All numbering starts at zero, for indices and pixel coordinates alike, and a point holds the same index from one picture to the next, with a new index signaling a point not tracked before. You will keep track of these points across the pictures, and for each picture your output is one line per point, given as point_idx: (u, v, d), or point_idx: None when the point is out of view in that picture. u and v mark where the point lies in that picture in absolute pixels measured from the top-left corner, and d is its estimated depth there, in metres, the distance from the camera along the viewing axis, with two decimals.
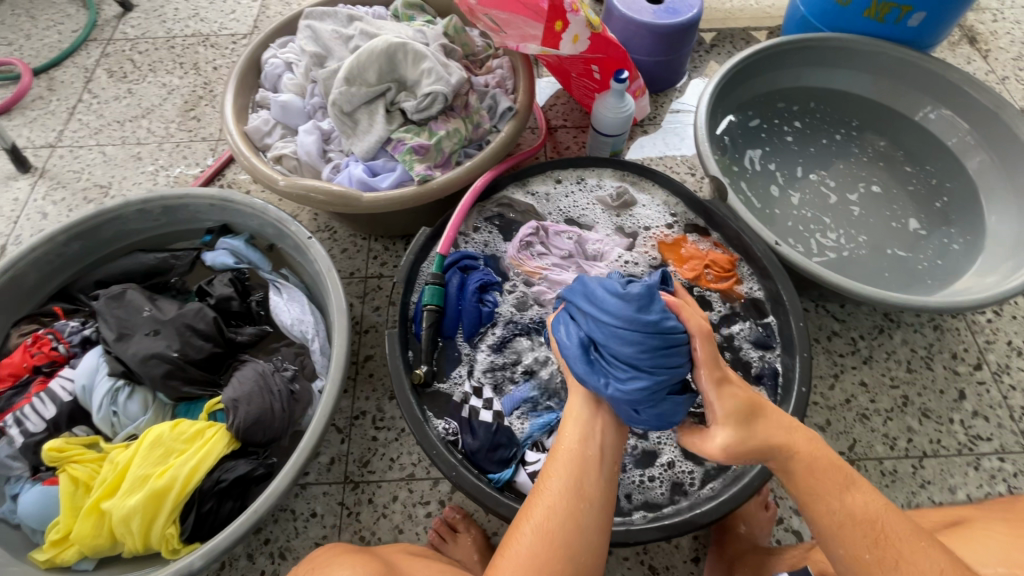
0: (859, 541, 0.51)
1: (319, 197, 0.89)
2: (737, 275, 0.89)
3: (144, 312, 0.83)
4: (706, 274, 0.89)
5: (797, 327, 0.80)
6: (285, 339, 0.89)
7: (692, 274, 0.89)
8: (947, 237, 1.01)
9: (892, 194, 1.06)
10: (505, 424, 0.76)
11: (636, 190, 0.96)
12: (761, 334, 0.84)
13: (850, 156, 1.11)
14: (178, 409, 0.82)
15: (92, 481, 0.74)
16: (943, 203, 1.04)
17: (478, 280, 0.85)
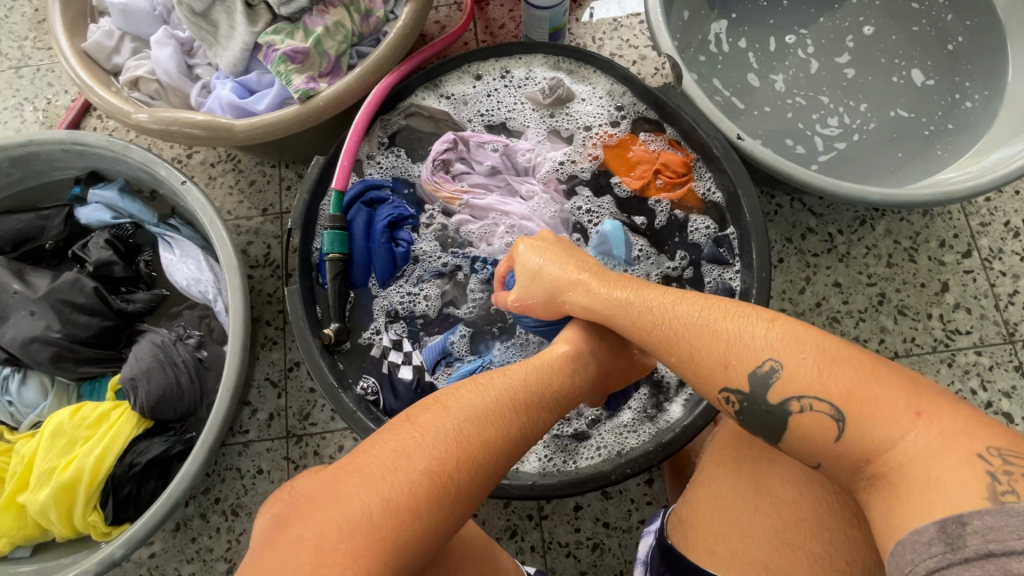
0: (710, 378, 0.43)
1: (183, 130, 0.73)
2: (692, 178, 0.75)
3: (13, 290, 0.73)
4: (657, 181, 0.76)
5: (758, 240, 0.68)
6: (187, 301, 0.80)
7: (639, 184, 0.76)
8: (959, 93, 0.84)
9: (893, 52, 0.87)
10: (427, 380, 0.70)
11: (573, 82, 0.79)
12: (718, 247, 0.73)
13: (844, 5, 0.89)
14: (83, 389, 0.75)
15: (4, 474, 0.70)
16: (953, 44, 0.85)
17: (387, 216, 0.73)
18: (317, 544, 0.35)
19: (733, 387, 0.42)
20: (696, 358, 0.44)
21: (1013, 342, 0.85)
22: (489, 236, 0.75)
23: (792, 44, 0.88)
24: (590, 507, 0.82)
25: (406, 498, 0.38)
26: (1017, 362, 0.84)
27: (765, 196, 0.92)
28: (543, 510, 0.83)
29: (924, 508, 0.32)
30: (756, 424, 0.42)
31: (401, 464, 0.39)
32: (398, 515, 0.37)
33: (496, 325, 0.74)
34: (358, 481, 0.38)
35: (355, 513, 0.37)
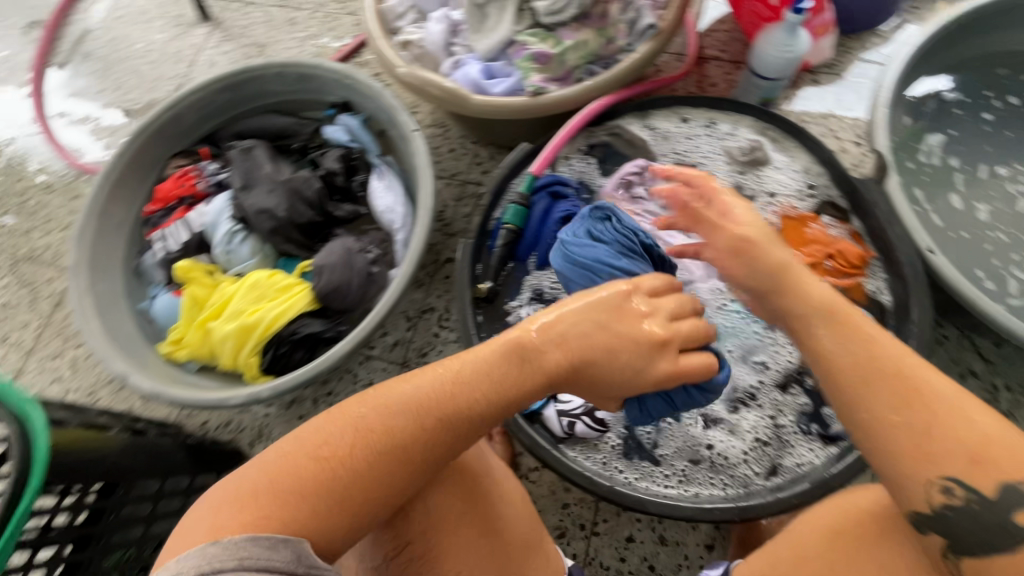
0: (949, 460, 0.40)
1: (431, 90, 0.88)
2: (863, 274, 0.75)
3: (265, 170, 0.92)
4: (826, 265, 0.76)
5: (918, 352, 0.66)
6: (376, 224, 0.95)
7: (809, 259, 0.77)
8: None
9: None
10: None
11: (773, 150, 0.83)
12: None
13: None
14: (279, 261, 0.92)
15: (205, 302, 0.88)
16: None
17: (565, 210, 0.81)
18: (255, 496, 0.42)
19: (971, 483, 0.39)
20: (939, 433, 0.40)
21: None
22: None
23: (1001, 176, 0.85)
24: (642, 544, 0.83)
25: (350, 462, 0.44)
26: None
27: (931, 322, 0.87)
28: (597, 527, 0.84)
29: None
30: (972, 527, 0.39)
31: (329, 433, 0.46)
32: (306, 465, 0.44)
33: None
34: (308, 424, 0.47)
35: (295, 479, 0.43)
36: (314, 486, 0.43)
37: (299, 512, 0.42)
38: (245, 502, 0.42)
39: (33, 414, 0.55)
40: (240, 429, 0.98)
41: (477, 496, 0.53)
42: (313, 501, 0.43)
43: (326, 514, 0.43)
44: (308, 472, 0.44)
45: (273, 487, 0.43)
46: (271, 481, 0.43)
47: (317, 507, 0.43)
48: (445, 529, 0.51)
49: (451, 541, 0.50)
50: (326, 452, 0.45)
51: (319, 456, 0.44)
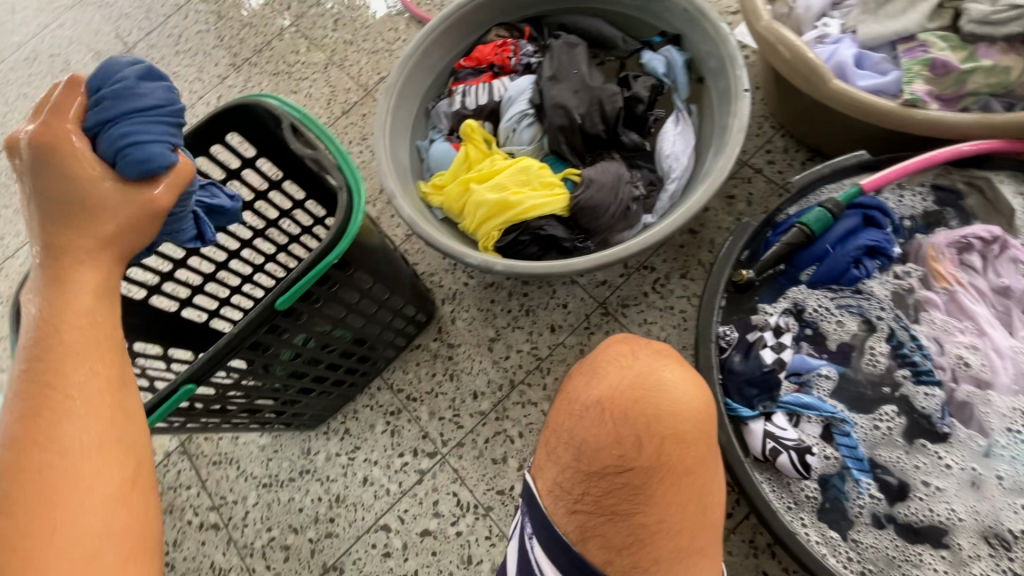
0: None
1: (785, 54, 0.79)
2: None
3: (579, 70, 0.93)
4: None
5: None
6: (650, 165, 0.92)
7: None
8: None
9: None
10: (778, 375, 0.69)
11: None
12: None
13: None
14: (548, 158, 0.94)
15: (474, 164, 0.94)
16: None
17: (873, 240, 0.71)
18: (4, 537, 0.36)
19: None
20: None
21: None
22: (943, 333, 0.67)
23: None
24: None
25: (79, 398, 0.41)
26: None
27: None
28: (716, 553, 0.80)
29: None
30: None
31: (57, 389, 0.41)
32: (49, 318, 0.43)
33: (868, 404, 0.68)
34: (52, 332, 0.43)
35: (78, 429, 0.40)
36: (45, 461, 0.39)
37: (82, 525, 0.38)
38: (44, 532, 0.36)
39: (359, 193, 0.64)
40: (437, 284, 1.06)
41: (696, 459, 0.55)
42: (127, 418, 0.43)
43: (119, 477, 0.41)
44: (105, 441, 0.41)
45: (45, 420, 0.40)
46: (28, 462, 0.38)
47: (69, 440, 0.39)
48: (665, 476, 0.54)
49: (666, 492, 0.54)
50: (70, 353, 0.42)
51: (42, 387, 0.41)
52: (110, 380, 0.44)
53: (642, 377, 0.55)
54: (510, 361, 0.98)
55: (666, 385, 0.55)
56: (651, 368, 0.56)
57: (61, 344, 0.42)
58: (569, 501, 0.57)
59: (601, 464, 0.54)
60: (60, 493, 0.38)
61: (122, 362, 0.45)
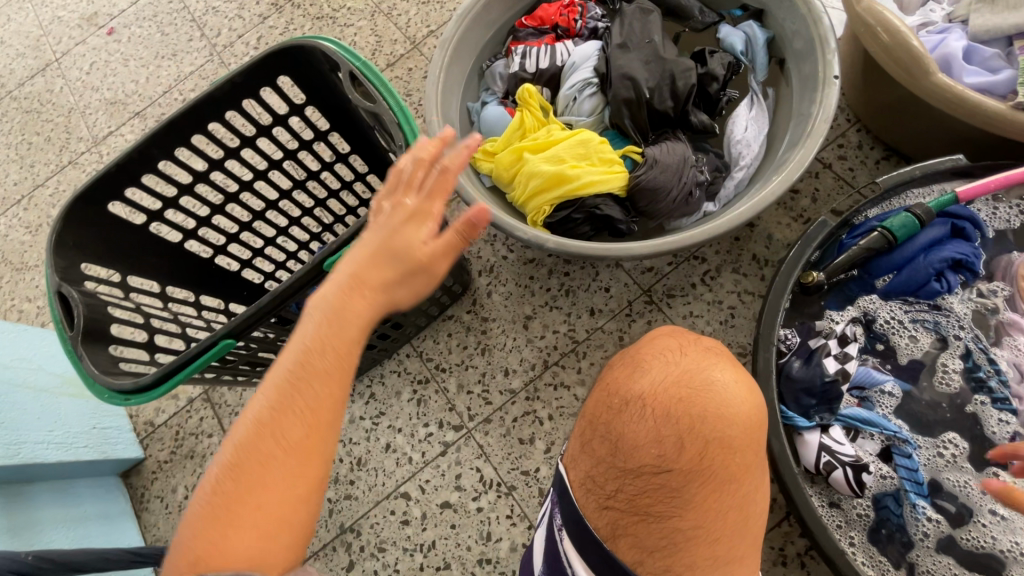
0: None
1: (883, 38, 0.71)
2: None
3: (652, 40, 0.86)
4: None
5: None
6: (717, 150, 0.86)
7: None
8: None
9: None
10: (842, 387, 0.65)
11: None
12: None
13: None
14: (608, 133, 0.89)
15: (529, 132, 0.89)
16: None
17: (960, 252, 0.67)
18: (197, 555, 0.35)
19: None
20: None
21: None
22: (1022, 360, 0.64)
23: None
24: None
25: (305, 420, 0.37)
26: None
27: None
28: None
29: None
30: None
31: (292, 404, 0.37)
32: (311, 352, 0.38)
33: (930, 426, 0.64)
34: (312, 380, 0.38)
35: (282, 462, 0.36)
36: (266, 457, 0.36)
37: (256, 547, 0.35)
38: (228, 529, 0.35)
39: None
40: (476, 255, 1.02)
41: (748, 468, 0.44)
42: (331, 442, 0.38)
43: (294, 533, 0.37)
44: (301, 475, 0.37)
45: (258, 458, 0.36)
46: (246, 451, 0.36)
47: (276, 495, 0.36)
48: (710, 483, 0.43)
49: (713, 502, 0.43)
50: (312, 361, 0.38)
51: (288, 386, 0.37)
52: (331, 398, 0.38)
53: (691, 377, 0.45)
54: (545, 342, 0.95)
55: (714, 385, 0.45)
56: (699, 365, 0.46)
57: (325, 389, 0.38)
58: (600, 497, 0.46)
59: (639, 461, 0.44)
60: (251, 517, 0.35)
61: (347, 387, 0.39)
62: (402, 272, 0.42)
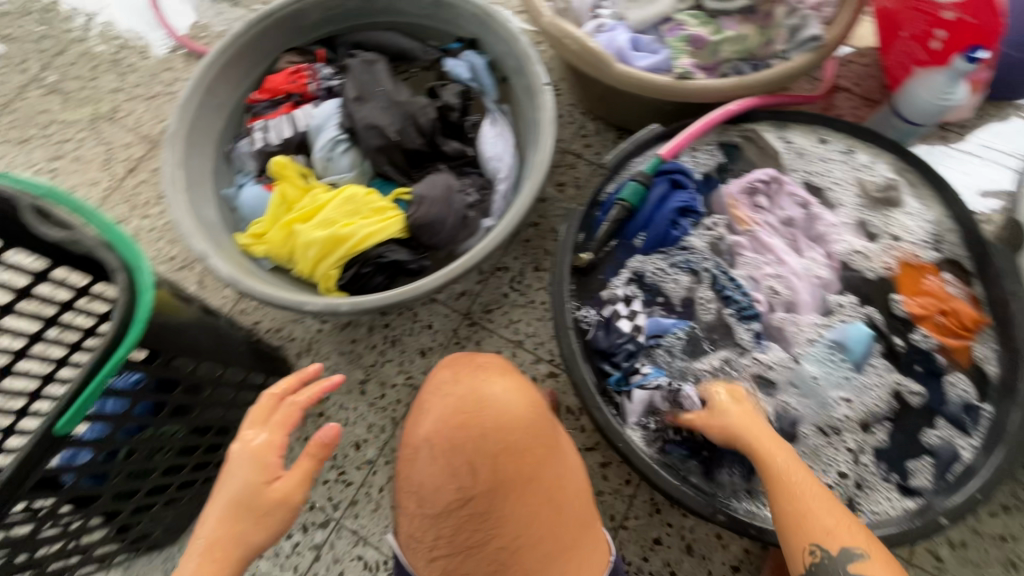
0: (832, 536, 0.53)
1: (571, 45, 0.84)
2: (974, 338, 0.72)
3: (383, 86, 0.89)
4: (937, 319, 0.73)
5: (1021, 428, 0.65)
6: (478, 169, 0.92)
7: (921, 312, 0.74)
8: None
9: None
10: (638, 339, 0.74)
11: (909, 194, 0.79)
12: (967, 415, 0.69)
13: None
14: (374, 181, 0.90)
15: (294, 203, 0.87)
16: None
17: (681, 201, 0.80)
18: None
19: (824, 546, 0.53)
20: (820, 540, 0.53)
21: None
22: (753, 271, 0.77)
23: None
24: (668, 550, 0.82)
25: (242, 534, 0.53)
26: None
27: None
28: (625, 523, 0.84)
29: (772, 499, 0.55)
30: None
31: None
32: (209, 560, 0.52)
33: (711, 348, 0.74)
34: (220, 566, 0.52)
35: None
36: (222, 551, 0.52)
37: None
38: None
39: (143, 268, 0.55)
40: (289, 338, 0.96)
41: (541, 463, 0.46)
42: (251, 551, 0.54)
43: None
44: None
45: None
46: None
47: None
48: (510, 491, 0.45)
49: (518, 505, 0.45)
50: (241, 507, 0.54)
51: (238, 508, 0.54)
52: (254, 521, 0.54)
53: (461, 398, 0.46)
54: (386, 399, 0.92)
55: (490, 400, 0.45)
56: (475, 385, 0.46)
57: None
58: (425, 551, 0.47)
59: (444, 502, 0.45)
60: None
61: None
62: (263, 513, 0.54)
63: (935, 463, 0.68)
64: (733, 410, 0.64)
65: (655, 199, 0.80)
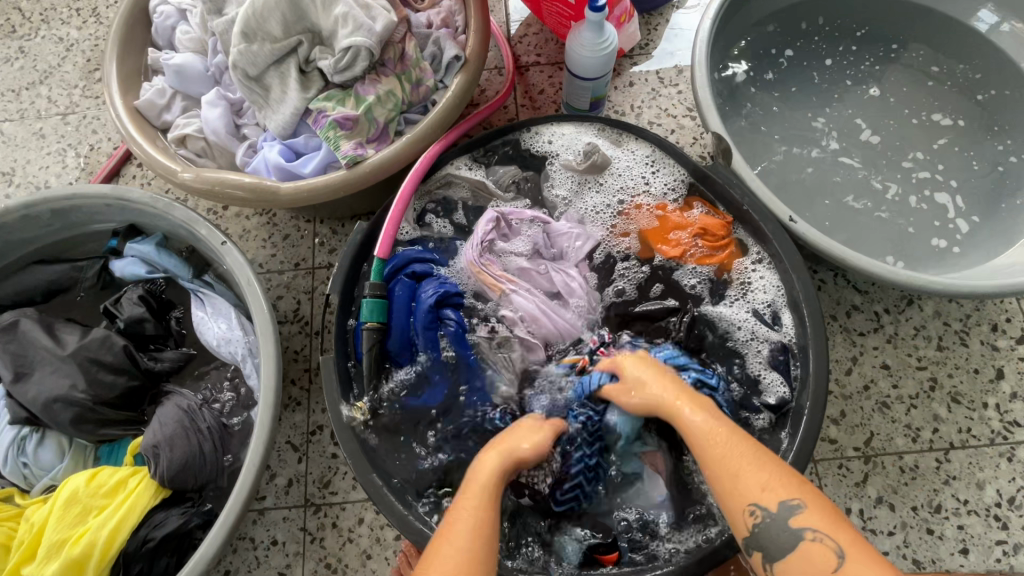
0: (748, 490, 0.48)
1: (229, 190, 0.72)
2: (732, 241, 0.73)
3: (40, 345, 0.71)
4: (696, 247, 0.73)
5: (809, 306, 0.67)
6: (215, 362, 0.77)
7: (678, 251, 0.74)
8: (1004, 150, 0.82)
9: (961, 121, 0.85)
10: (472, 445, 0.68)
11: (608, 150, 0.79)
12: (765, 315, 0.70)
13: (860, 68, 0.88)
14: (101, 451, 0.72)
15: (11, 541, 0.66)
16: (985, 96, 0.85)
17: (434, 293, 0.71)
18: None
19: (762, 504, 0.47)
20: (734, 476, 0.49)
21: None
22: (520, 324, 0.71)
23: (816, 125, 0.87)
24: None
25: None
26: None
27: (808, 270, 0.90)
28: None
29: (733, 470, 0.49)
30: (766, 543, 0.47)
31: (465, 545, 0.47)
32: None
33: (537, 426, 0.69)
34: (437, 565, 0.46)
35: None
36: None
37: None
38: None
39: None
40: None
41: None
42: None
43: None
44: None
45: None
46: None
47: None
48: None
49: None
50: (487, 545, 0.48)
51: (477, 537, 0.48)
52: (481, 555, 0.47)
53: None
54: None
55: None
56: None
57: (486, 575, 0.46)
58: None
59: None
60: None
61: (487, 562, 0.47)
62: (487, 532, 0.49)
63: (771, 371, 0.68)
64: (687, 405, 0.55)
65: (398, 298, 0.71)
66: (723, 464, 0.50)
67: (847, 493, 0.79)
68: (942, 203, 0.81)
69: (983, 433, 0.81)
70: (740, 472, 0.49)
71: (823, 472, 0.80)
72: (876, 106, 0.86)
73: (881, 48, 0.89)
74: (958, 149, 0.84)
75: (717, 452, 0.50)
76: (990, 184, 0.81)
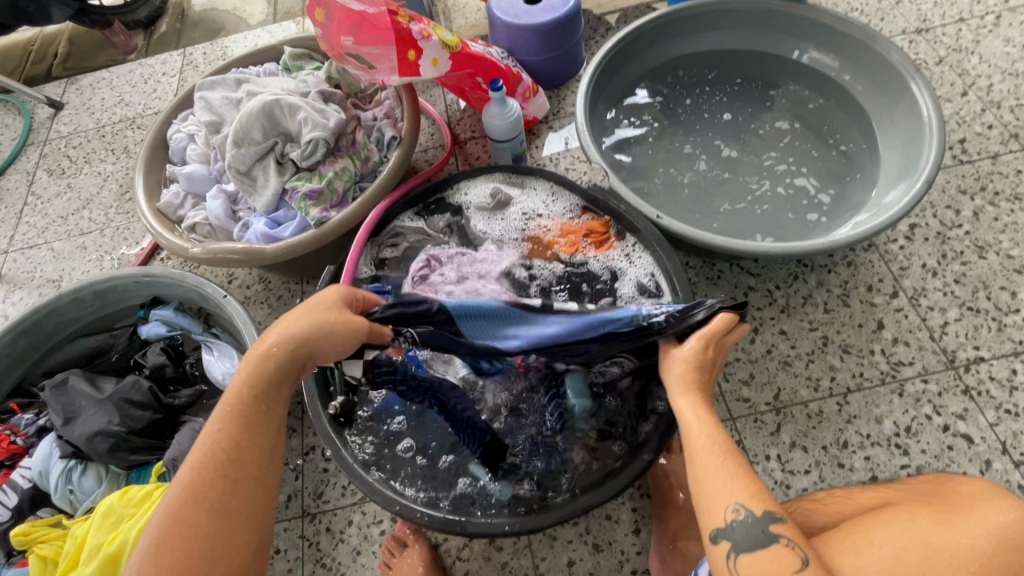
0: (741, 491, 0.55)
1: (228, 256, 0.94)
2: (612, 238, 0.94)
3: (85, 393, 0.89)
4: (585, 246, 0.95)
5: (677, 277, 0.85)
6: (223, 394, 0.95)
7: (570, 248, 0.95)
8: (838, 140, 1.06)
9: (798, 129, 1.08)
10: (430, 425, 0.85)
11: (511, 189, 1.02)
12: (648, 284, 0.89)
13: (713, 106, 1.14)
14: (131, 476, 0.88)
15: (58, 555, 0.80)
16: (818, 102, 1.10)
17: None
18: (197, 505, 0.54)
19: (749, 507, 0.55)
20: (731, 474, 0.56)
21: (955, 367, 0.93)
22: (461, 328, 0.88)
23: (686, 150, 1.09)
24: (583, 562, 0.85)
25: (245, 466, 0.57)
26: (963, 386, 0.91)
27: (707, 264, 1.08)
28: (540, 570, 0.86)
29: (729, 475, 0.56)
30: (742, 538, 0.54)
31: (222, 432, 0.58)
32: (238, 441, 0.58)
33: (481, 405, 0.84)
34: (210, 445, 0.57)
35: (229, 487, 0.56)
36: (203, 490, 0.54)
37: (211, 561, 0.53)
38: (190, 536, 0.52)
39: None
40: None
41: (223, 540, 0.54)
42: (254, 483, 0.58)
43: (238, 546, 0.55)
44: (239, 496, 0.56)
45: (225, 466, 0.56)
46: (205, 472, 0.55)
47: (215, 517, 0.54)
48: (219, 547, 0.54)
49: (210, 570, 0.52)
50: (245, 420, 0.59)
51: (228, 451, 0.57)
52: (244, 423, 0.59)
53: None
54: None
55: None
56: None
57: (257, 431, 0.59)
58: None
59: None
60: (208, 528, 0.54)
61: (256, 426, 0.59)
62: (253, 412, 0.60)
63: None
64: (689, 407, 0.62)
65: None
66: (715, 465, 0.57)
67: (765, 441, 0.90)
68: (802, 185, 1.02)
69: (875, 375, 0.94)
70: (722, 475, 0.57)
71: (742, 426, 0.92)
72: (728, 129, 1.10)
73: (729, 85, 1.15)
74: (799, 144, 1.07)
75: (719, 457, 0.57)
76: (837, 164, 1.03)
